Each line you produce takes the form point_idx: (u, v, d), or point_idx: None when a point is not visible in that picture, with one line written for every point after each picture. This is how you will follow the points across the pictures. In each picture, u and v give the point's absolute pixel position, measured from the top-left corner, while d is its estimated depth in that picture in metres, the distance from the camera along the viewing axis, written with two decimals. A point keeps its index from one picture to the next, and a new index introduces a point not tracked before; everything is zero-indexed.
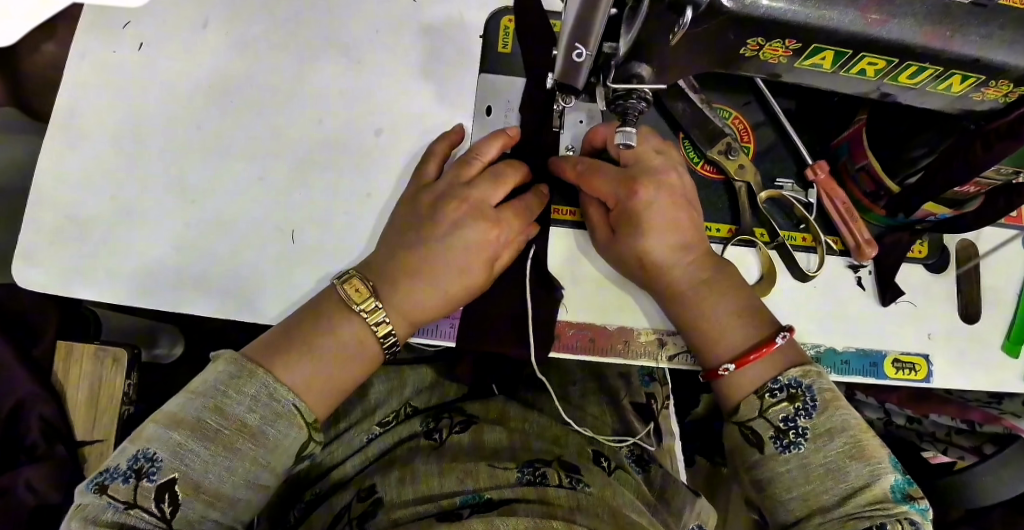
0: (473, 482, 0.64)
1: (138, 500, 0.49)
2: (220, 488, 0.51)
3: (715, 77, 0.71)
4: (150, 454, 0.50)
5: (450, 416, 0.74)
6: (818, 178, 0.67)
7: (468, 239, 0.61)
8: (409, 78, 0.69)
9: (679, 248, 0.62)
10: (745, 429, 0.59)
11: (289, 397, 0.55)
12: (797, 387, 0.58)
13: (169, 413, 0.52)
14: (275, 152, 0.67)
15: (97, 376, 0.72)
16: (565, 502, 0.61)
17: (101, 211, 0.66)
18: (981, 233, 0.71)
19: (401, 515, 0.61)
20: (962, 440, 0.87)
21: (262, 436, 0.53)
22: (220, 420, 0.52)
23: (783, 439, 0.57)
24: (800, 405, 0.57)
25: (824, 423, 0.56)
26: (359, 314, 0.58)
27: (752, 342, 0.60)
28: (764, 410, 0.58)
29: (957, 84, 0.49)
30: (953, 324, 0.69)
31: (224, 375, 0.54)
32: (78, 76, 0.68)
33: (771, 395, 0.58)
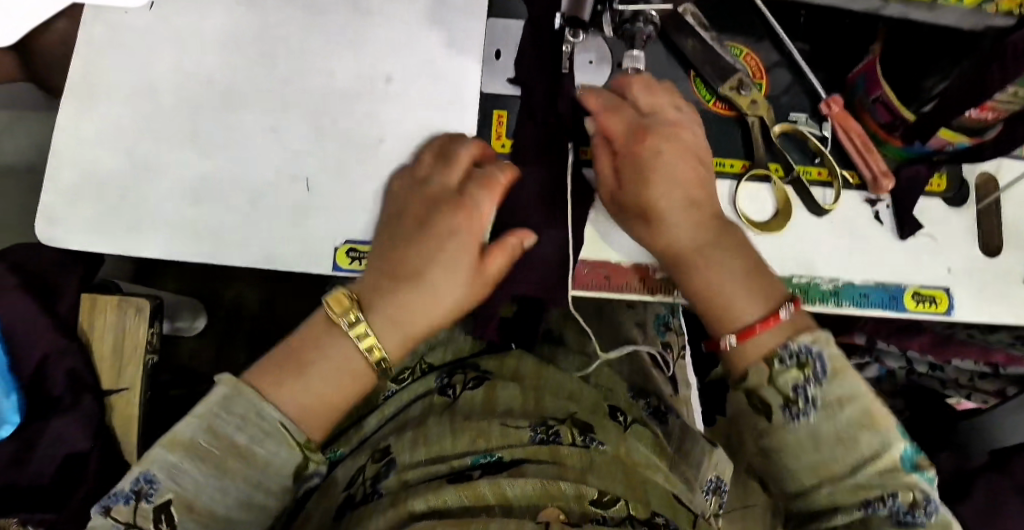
0: (484, 441, 0.63)
1: (137, 521, 0.53)
2: (214, 508, 0.54)
3: (726, 15, 0.70)
4: (149, 477, 0.53)
5: (464, 372, 0.74)
6: (833, 111, 0.66)
7: (449, 252, 0.62)
8: (417, 26, 0.69)
9: (686, 203, 0.61)
10: (755, 398, 0.59)
11: (274, 414, 0.56)
12: (807, 354, 0.57)
13: (169, 433, 0.55)
14: (287, 102, 0.68)
15: (121, 326, 0.69)
16: (577, 461, 0.62)
17: (118, 167, 0.67)
18: (1000, 166, 0.70)
19: (413, 475, 0.61)
20: (985, 385, 0.88)
21: (252, 456, 0.55)
22: (212, 441, 0.54)
23: (793, 408, 0.57)
24: (810, 372, 0.56)
25: (836, 390, 0.56)
26: (341, 331, 0.60)
27: (757, 315, 0.59)
28: (773, 376, 0.57)
29: None
30: (973, 257, 0.68)
31: (216, 397, 0.56)
32: (92, 35, 0.69)
33: (781, 362, 0.57)
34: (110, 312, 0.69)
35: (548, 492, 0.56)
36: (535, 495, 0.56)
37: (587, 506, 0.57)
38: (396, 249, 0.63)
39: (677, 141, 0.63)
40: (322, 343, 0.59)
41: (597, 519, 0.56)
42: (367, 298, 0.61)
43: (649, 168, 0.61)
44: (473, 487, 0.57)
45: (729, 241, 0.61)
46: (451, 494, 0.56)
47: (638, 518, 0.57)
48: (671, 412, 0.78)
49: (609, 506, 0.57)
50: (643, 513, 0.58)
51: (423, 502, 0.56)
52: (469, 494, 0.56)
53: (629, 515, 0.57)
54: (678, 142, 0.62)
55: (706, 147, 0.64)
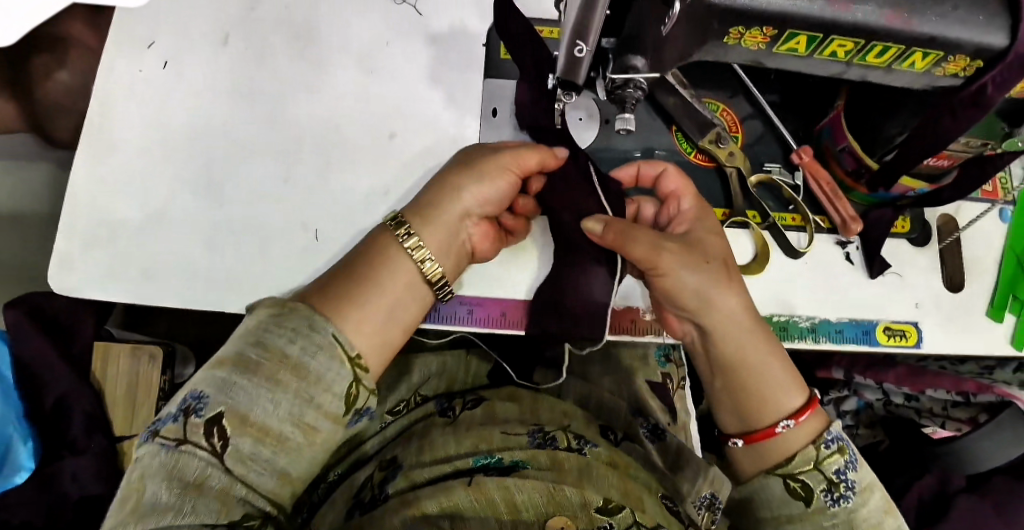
0: (486, 444, 0.69)
1: (188, 436, 0.50)
2: (266, 423, 0.52)
3: (703, 74, 0.76)
4: (199, 393, 0.51)
5: (463, 396, 0.79)
6: (803, 161, 0.72)
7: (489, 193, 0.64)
8: (419, 84, 0.75)
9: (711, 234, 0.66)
10: (793, 482, 0.62)
11: (327, 328, 0.54)
12: (843, 439, 0.62)
13: (216, 356, 0.53)
14: (295, 156, 0.72)
15: (134, 370, 0.81)
16: (573, 464, 0.66)
17: (131, 215, 0.70)
18: (960, 207, 0.76)
19: (419, 475, 0.66)
20: (959, 413, 0.89)
21: (305, 369, 0.53)
22: (261, 353, 0.53)
23: (834, 492, 0.61)
24: (848, 457, 0.62)
25: (865, 478, 0.62)
26: (393, 237, 0.61)
27: (798, 400, 0.64)
28: (820, 461, 0.62)
29: (919, 60, 0.54)
30: (938, 293, 0.73)
31: (264, 316, 0.54)
32: (105, 91, 0.72)
33: (826, 446, 0.62)
34: (124, 359, 0.81)
35: (553, 497, 0.61)
36: (541, 500, 0.61)
37: (593, 515, 0.61)
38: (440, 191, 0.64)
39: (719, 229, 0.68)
40: (381, 247, 0.60)
41: (603, 526, 0.60)
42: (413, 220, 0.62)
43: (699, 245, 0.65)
44: (482, 487, 0.62)
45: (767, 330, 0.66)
46: (461, 496, 0.61)
47: (643, 523, 0.61)
48: (667, 431, 0.81)
49: (614, 512, 0.61)
50: (648, 522, 0.62)
51: (437, 503, 0.61)
52: (479, 497, 0.61)
53: (635, 522, 0.61)
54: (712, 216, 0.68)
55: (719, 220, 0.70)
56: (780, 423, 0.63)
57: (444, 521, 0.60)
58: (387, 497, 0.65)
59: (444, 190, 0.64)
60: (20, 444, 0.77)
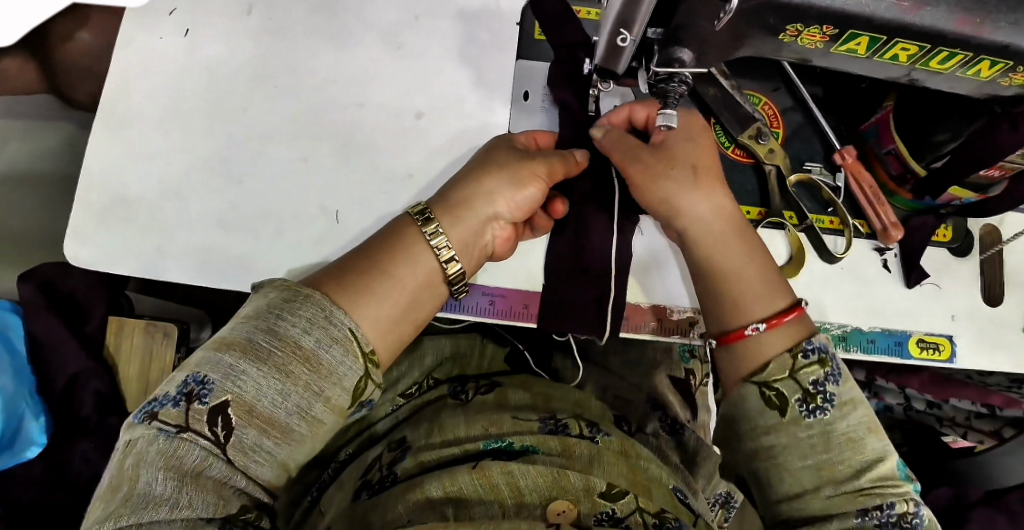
0: (497, 428, 0.67)
1: (189, 423, 0.48)
2: (273, 414, 0.50)
3: (745, 64, 0.73)
4: (201, 376, 0.49)
5: (476, 380, 0.77)
6: (846, 161, 0.69)
7: (503, 187, 0.63)
8: (448, 63, 0.72)
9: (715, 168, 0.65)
10: (769, 391, 0.57)
11: (344, 321, 0.53)
12: (826, 351, 0.57)
13: (220, 337, 0.51)
14: (319, 135, 0.70)
15: (148, 349, 0.80)
16: (583, 451, 0.64)
17: (149, 192, 0.69)
18: (1005, 219, 0.73)
19: (427, 456, 0.65)
20: (982, 425, 0.86)
21: (317, 359, 0.51)
22: (272, 340, 0.50)
23: (809, 403, 0.55)
24: (829, 369, 0.56)
25: (848, 393, 0.56)
26: (419, 231, 0.60)
27: (777, 307, 0.60)
28: (796, 370, 0.56)
29: (986, 69, 0.51)
30: (977, 307, 0.71)
31: (277, 299, 0.52)
32: (125, 61, 0.70)
33: (804, 356, 0.57)
34: (138, 334, 0.80)
35: (557, 482, 0.60)
36: (546, 485, 0.60)
37: (596, 499, 0.60)
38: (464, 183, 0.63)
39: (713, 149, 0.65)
40: (400, 240, 0.59)
41: (605, 511, 0.59)
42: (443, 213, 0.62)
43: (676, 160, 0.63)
44: (486, 471, 0.60)
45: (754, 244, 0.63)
46: (466, 480, 0.59)
47: (647, 510, 0.60)
48: (685, 427, 0.80)
49: (616, 498, 0.60)
50: (652, 507, 0.60)
51: (440, 488, 0.59)
52: (483, 481, 0.59)
53: (638, 507, 0.60)
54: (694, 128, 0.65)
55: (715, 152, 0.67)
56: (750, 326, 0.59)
57: (449, 508, 0.58)
58: (397, 479, 0.64)
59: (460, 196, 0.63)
60: (32, 419, 0.79)
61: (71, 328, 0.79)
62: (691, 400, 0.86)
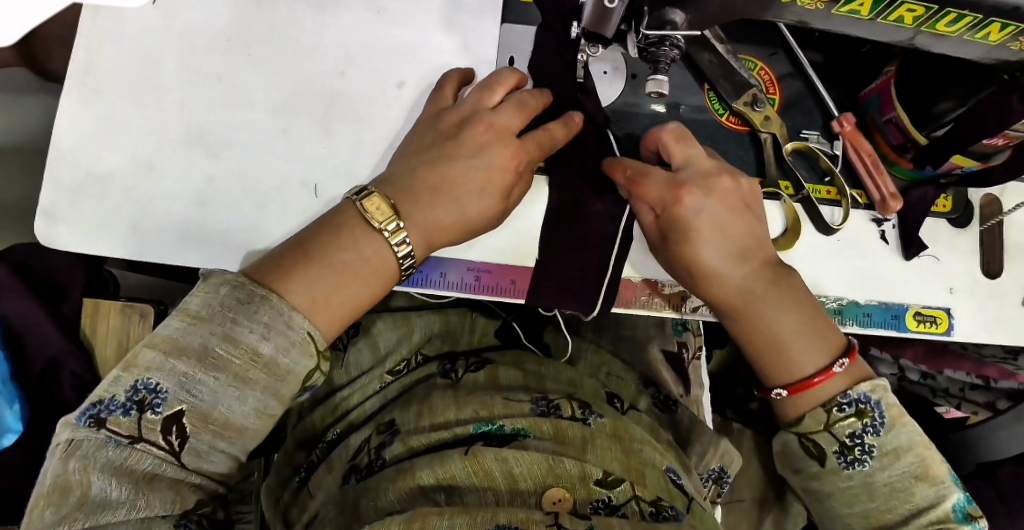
0: (487, 410, 0.66)
1: (143, 433, 0.48)
2: (229, 418, 0.50)
3: (741, 28, 0.70)
4: (153, 384, 0.48)
5: (465, 358, 0.76)
6: (844, 130, 0.67)
7: (472, 177, 0.61)
8: (431, 28, 0.69)
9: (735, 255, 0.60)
10: (807, 442, 0.58)
11: (302, 325, 0.52)
12: (865, 402, 0.56)
13: (169, 337, 0.49)
14: (297, 104, 0.67)
15: (125, 328, 0.75)
16: (576, 434, 0.63)
17: (122, 167, 0.66)
18: (1006, 188, 0.71)
19: (417, 441, 0.63)
20: (976, 396, 0.86)
21: (275, 366, 0.51)
22: (229, 347, 0.50)
23: (847, 455, 0.56)
24: (868, 421, 0.56)
25: (890, 443, 0.55)
26: (379, 233, 0.57)
27: (812, 368, 0.58)
28: (831, 424, 0.57)
29: (995, 31, 0.48)
30: (976, 278, 0.69)
31: (229, 299, 0.51)
32: (92, 30, 0.67)
33: (839, 410, 0.57)
34: (114, 316, 0.75)
35: (553, 469, 0.59)
36: (540, 472, 0.58)
37: (591, 488, 0.58)
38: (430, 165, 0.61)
39: (732, 199, 0.61)
40: (355, 240, 0.56)
41: (601, 499, 0.58)
42: (403, 207, 0.59)
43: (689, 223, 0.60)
44: (479, 458, 0.59)
45: (792, 300, 0.60)
46: (458, 467, 0.58)
47: (643, 497, 0.59)
48: (678, 404, 0.80)
49: (613, 485, 0.59)
50: (649, 496, 0.60)
51: (431, 475, 0.58)
52: (475, 469, 0.58)
53: (635, 496, 0.59)
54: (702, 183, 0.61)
55: (750, 191, 0.62)
56: (774, 389, 0.60)
57: (441, 495, 0.57)
58: (385, 464, 0.63)
59: (427, 183, 0.60)
60: (5, 407, 0.74)
61: (46, 308, 0.77)
62: (685, 375, 0.86)
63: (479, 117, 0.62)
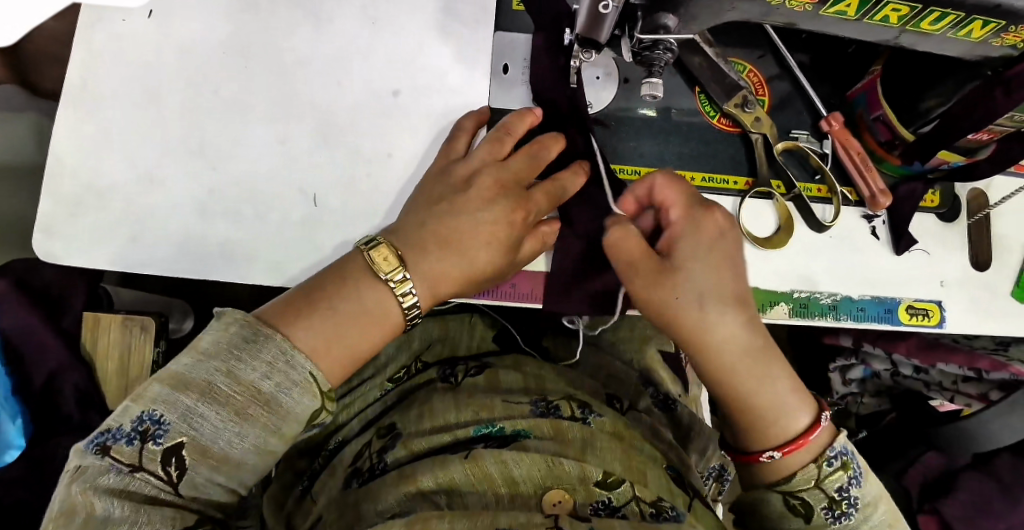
0: (488, 413, 0.66)
1: (143, 463, 0.49)
2: (228, 452, 0.50)
3: (728, 31, 0.71)
4: (157, 416, 0.49)
5: (465, 362, 0.76)
6: (833, 129, 0.68)
7: (479, 228, 0.62)
8: (425, 37, 0.70)
9: (731, 303, 0.59)
10: (793, 500, 0.58)
11: (304, 364, 0.52)
12: (847, 454, 0.57)
13: (176, 372, 0.50)
14: (294, 115, 0.68)
15: (127, 342, 0.76)
16: (577, 434, 0.64)
17: (119, 181, 0.66)
18: (992, 182, 0.72)
19: (417, 445, 0.64)
20: (969, 388, 0.83)
21: (276, 403, 0.51)
22: (231, 384, 0.50)
23: (835, 510, 0.57)
24: (851, 473, 0.57)
25: (870, 495, 0.57)
26: (385, 284, 0.58)
27: (800, 429, 0.58)
28: (821, 480, 0.57)
29: (977, 29, 0.50)
30: (966, 271, 0.70)
31: (236, 338, 0.52)
32: (89, 46, 0.67)
33: (828, 463, 0.57)
34: (115, 328, 0.76)
35: (552, 471, 0.59)
36: (539, 474, 0.59)
37: (591, 488, 0.59)
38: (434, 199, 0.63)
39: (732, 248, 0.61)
40: (359, 287, 0.57)
41: (601, 500, 0.58)
42: (408, 256, 0.60)
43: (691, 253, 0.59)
44: (479, 461, 0.59)
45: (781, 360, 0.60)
46: (457, 470, 0.59)
47: (643, 499, 0.59)
48: (677, 402, 0.81)
49: (613, 486, 0.59)
50: (649, 496, 0.60)
51: (432, 478, 0.59)
52: (475, 471, 0.59)
53: (635, 496, 0.59)
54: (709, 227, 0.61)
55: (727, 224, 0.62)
56: (766, 451, 0.58)
57: (441, 497, 0.57)
58: (386, 468, 0.63)
59: (435, 235, 0.61)
60: (9, 422, 0.75)
61: (46, 321, 0.77)
62: (683, 374, 0.87)
63: (487, 170, 0.63)
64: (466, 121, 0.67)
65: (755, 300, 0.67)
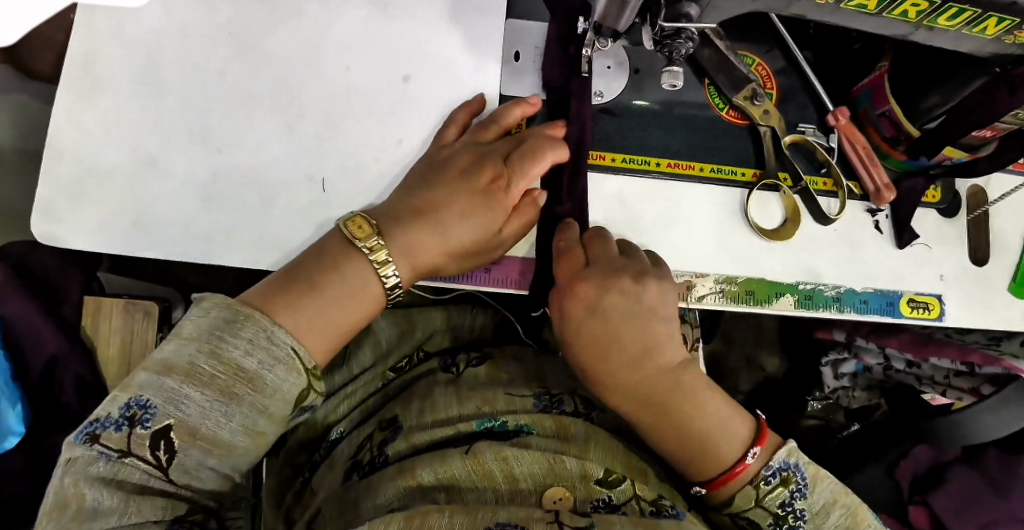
0: (490, 407, 0.66)
1: (132, 448, 0.49)
2: (218, 434, 0.50)
3: (737, 24, 0.72)
4: (144, 400, 0.49)
5: (466, 352, 0.76)
6: (839, 123, 0.69)
7: (453, 202, 0.63)
8: (436, 23, 0.69)
9: (643, 354, 0.63)
10: (740, 519, 0.61)
11: (286, 341, 0.53)
12: (787, 469, 0.60)
13: (162, 359, 0.51)
14: (302, 99, 0.67)
15: (128, 329, 0.74)
16: (579, 430, 0.64)
17: (122, 163, 0.65)
18: (992, 179, 0.74)
19: (419, 438, 0.64)
20: (961, 383, 0.83)
21: (260, 381, 0.51)
22: (214, 364, 0.50)
23: (783, 524, 0.60)
24: (794, 486, 0.60)
25: (817, 501, 0.60)
26: (362, 253, 0.58)
27: (734, 456, 0.61)
28: (762, 498, 0.60)
29: (992, 27, 0.51)
30: (965, 266, 0.72)
31: (218, 319, 0.52)
32: (91, 27, 0.66)
33: (766, 482, 0.60)
34: (116, 315, 0.74)
35: (554, 468, 0.59)
36: (540, 471, 0.59)
37: (592, 486, 0.59)
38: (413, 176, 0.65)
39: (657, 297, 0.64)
40: (339, 264, 0.57)
41: (602, 498, 0.59)
42: (387, 227, 0.61)
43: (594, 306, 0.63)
44: (479, 458, 0.59)
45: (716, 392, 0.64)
46: (458, 466, 0.59)
47: (643, 497, 0.60)
48: None
49: (614, 485, 0.60)
50: (649, 496, 0.61)
51: (431, 474, 0.59)
52: (475, 468, 0.59)
53: (635, 495, 0.60)
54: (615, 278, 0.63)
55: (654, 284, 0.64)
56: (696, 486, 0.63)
57: (440, 492, 0.58)
58: (387, 460, 0.63)
59: (410, 209, 0.62)
60: (9, 409, 0.73)
61: (42, 309, 0.77)
62: None
63: (464, 148, 0.65)
64: (458, 113, 0.67)
65: (760, 292, 0.68)
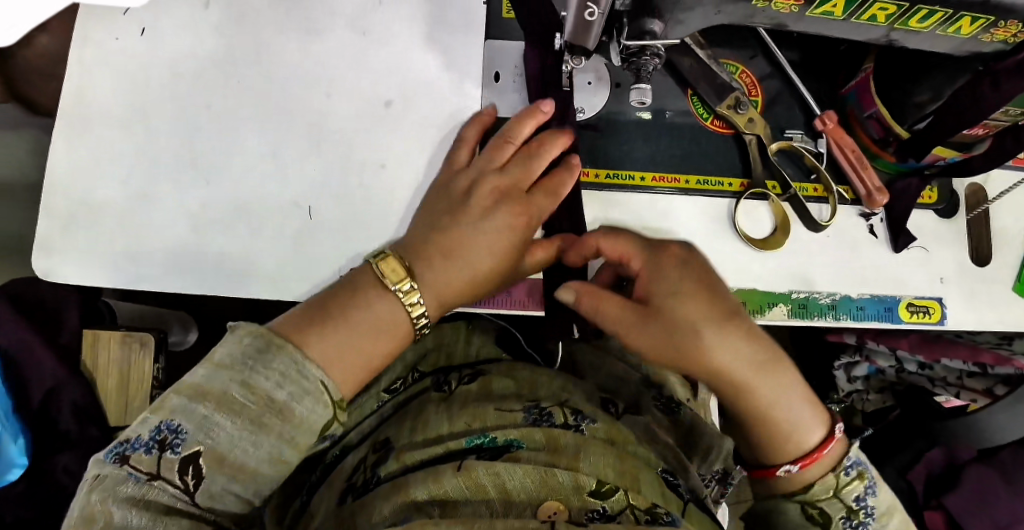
0: (480, 423, 0.66)
1: (160, 471, 0.49)
2: (244, 462, 0.50)
3: (718, 34, 0.71)
4: (174, 425, 0.49)
5: (459, 370, 0.76)
6: (827, 127, 0.68)
7: (482, 231, 0.62)
8: (416, 47, 0.70)
9: (731, 319, 0.59)
10: (812, 509, 0.60)
11: (315, 374, 0.53)
12: (862, 465, 0.60)
13: (192, 385, 0.51)
14: (285, 127, 0.68)
15: (126, 359, 0.80)
16: (569, 441, 0.63)
17: (113, 198, 0.66)
18: (990, 177, 0.72)
19: (411, 456, 0.63)
20: (974, 384, 0.80)
21: (290, 412, 0.51)
22: (247, 394, 0.51)
23: (853, 519, 0.60)
24: (867, 483, 0.60)
25: (884, 503, 0.61)
26: (393, 293, 0.58)
27: (814, 439, 0.60)
28: (840, 490, 0.60)
29: (966, 25, 0.52)
30: (966, 267, 0.70)
31: (249, 348, 0.52)
32: (81, 65, 0.68)
33: (845, 473, 0.60)
34: (115, 348, 0.80)
35: (544, 481, 0.59)
36: (533, 484, 0.59)
37: (587, 498, 0.59)
38: (437, 208, 0.64)
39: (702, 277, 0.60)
40: (371, 299, 0.58)
41: (597, 509, 0.58)
42: (416, 266, 0.60)
43: (685, 285, 0.59)
44: (472, 473, 0.59)
45: (786, 364, 0.61)
46: (450, 482, 0.58)
47: (638, 506, 0.59)
48: (680, 405, 0.79)
49: (607, 495, 0.59)
50: (643, 504, 0.59)
51: (426, 490, 0.58)
52: (468, 483, 0.58)
53: (630, 504, 0.59)
54: (672, 261, 0.60)
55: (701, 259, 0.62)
56: (782, 467, 0.61)
57: (435, 508, 0.57)
58: (380, 480, 0.63)
59: (437, 249, 0.61)
60: (10, 442, 0.75)
61: (45, 338, 0.77)
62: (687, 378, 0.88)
63: (487, 177, 0.64)
64: (469, 131, 0.67)
65: (753, 302, 0.67)
